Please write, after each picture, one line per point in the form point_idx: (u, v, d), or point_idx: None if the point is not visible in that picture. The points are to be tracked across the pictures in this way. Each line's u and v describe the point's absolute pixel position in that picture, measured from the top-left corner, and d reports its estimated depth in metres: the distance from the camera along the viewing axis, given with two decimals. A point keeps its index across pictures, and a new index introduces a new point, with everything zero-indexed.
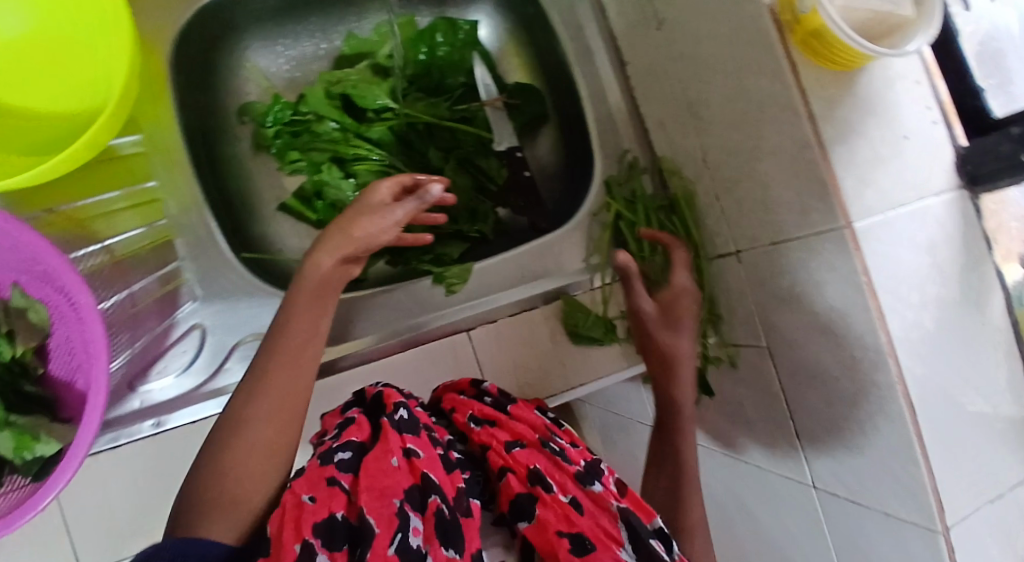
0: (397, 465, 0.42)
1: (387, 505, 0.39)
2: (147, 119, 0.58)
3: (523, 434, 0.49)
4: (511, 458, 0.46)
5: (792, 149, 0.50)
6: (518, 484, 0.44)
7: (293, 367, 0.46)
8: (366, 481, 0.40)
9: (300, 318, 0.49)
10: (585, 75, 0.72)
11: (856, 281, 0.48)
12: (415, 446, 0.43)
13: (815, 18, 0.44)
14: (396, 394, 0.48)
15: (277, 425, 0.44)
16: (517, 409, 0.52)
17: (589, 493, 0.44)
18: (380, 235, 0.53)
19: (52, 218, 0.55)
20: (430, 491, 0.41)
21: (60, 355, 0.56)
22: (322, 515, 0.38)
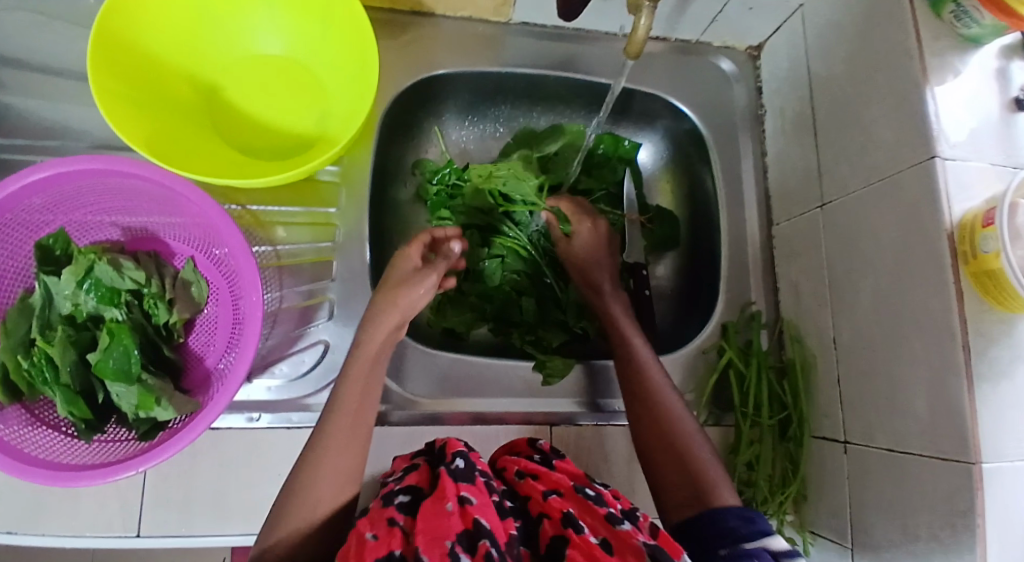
0: (451, 510, 0.42)
1: (440, 545, 0.39)
2: (347, 154, 0.68)
3: (560, 484, 0.51)
4: (547, 505, 0.48)
5: (935, 369, 0.50)
6: (553, 528, 0.45)
7: (350, 431, 0.50)
8: (421, 524, 0.41)
9: (357, 383, 0.51)
10: (731, 220, 0.75)
11: (970, 520, 0.46)
12: (468, 492, 0.44)
13: (992, 260, 0.46)
14: (459, 443, 0.53)
15: (332, 491, 0.47)
16: (561, 464, 0.55)
17: (616, 531, 0.43)
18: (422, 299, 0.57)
19: (242, 214, 0.66)
20: (479, 534, 0.40)
21: (202, 331, 0.62)
22: (381, 552, 0.39)
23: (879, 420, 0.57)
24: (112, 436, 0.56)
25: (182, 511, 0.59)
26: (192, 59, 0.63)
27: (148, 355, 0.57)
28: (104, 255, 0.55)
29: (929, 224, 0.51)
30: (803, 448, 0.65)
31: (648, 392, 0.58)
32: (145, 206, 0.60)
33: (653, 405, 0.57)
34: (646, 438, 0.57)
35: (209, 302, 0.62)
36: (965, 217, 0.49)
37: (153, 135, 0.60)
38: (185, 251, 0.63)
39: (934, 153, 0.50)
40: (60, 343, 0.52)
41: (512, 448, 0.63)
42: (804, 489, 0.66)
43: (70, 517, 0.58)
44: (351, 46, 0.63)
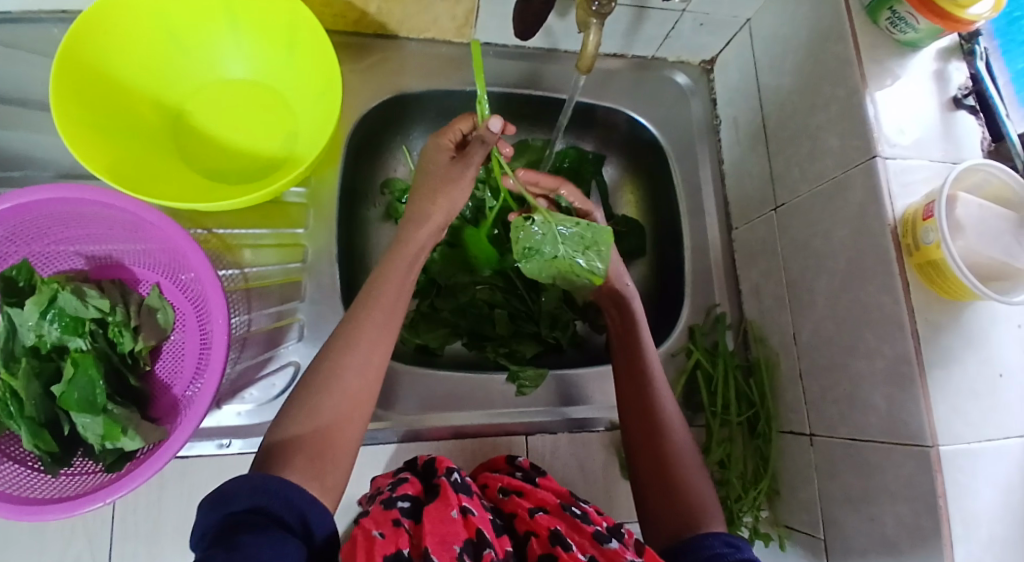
0: (455, 517, 0.44)
1: (448, 549, 0.41)
2: (315, 176, 0.68)
3: (546, 501, 0.52)
4: (535, 522, 0.49)
5: (891, 359, 0.52)
6: (541, 546, 0.46)
7: (385, 324, 0.52)
8: (428, 526, 0.43)
9: (395, 281, 0.53)
10: (693, 227, 0.78)
11: (932, 502, 0.48)
12: (470, 505, 0.47)
13: (934, 251, 0.48)
14: (450, 460, 0.54)
15: (365, 380, 0.49)
16: (544, 480, 0.56)
17: (604, 550, 0.45)
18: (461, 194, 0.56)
19: (208, 238, 0.65)
20: (483, 545, 0.42)
21: (169, 358, 0.61)
22: (390, 548, 0.41)
23: (841, 413, 0.58)
24: (79, 469, 0.55)
25: (152, 546, 0.58)
26: (156, 85, 0.64)
27: (114, 385, 0.56)
28: (67, 284, 0.55)
29: (875, 221, 0.54)
30: (772, 444, 0.67)
31: (649, 402, 0.58)
32: (108, 235, 0.60)
33: (651, 416, 0.57)
34: (636, 441, 0.58)
35: (176, 328, 0.61)
36: (907, 213, 0.52)
37: (119, 163, 0.60)
38: (150, 278, 0.62)
39: (875, 153, 0.53)
40: (24, 375, 0.52)
41: (492, 464, 0.64)
42: (776, 484, 0.68)
43: (37, 556, 0.57)
44: (317, 70, 0.64)
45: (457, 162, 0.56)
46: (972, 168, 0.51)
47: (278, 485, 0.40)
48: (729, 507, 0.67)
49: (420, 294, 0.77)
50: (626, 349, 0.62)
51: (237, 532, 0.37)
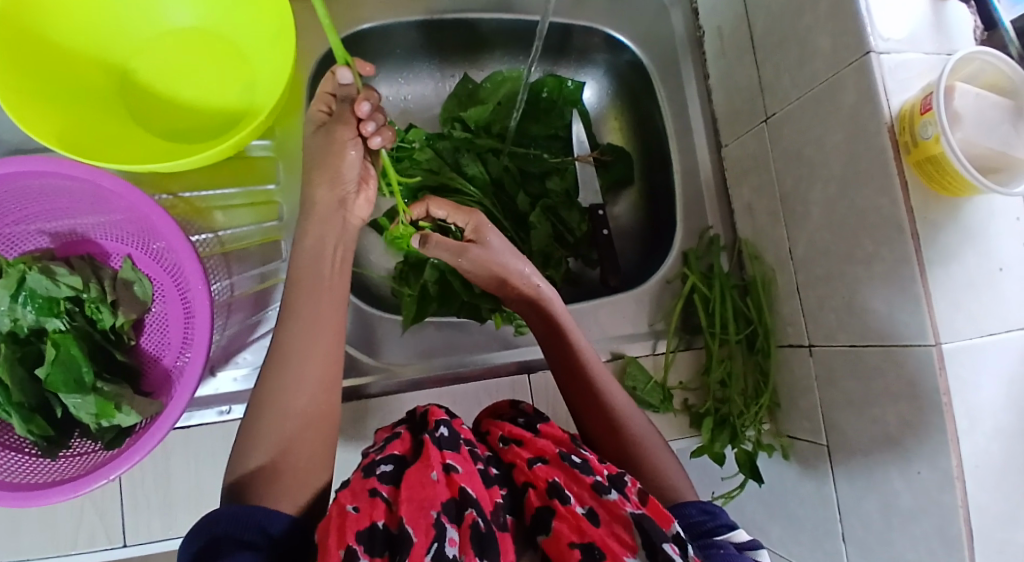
0: (436, 479, 0.42)
1: (425, 515, 0.40)
2: (280, 125, 0.64)
3: (545, 451, 0.50)
4: (533, 473, 0.47)
5: (890, 262, 0.51)
6: (539, 497, 0.45)
7: (321, 336, 0.49)
8: (407, 493, 0.42)
9: (324, 294, 0.51)
10: (680, 149, 0.75)
11: (935, 400, 0.48)
12: (454, 462, 0.44)
13: (933, 147, 0.46)
14: (442, 411, 0.51)
15: (316, 398, 0.48)
16: (547, 427, 0.54)
17: (604, 501, 0.43)
18: (349, 179, 0.50)
19: (175, 203, 0.62)
20: (465, 504, 0.40)
21: (154, 330, 0.59)
22: (364, 524, 0.40)
23: (841, 322, 0.58)
24: (79, 449, 0.55)
25: (164, 516, 0.58)
26: (90, 41, 0.58)
27: (100, 363, 0.55)
28: (35, 264, 0.53)
29: (870, 120, 0.51)
30: (771, 358, 0.67)
31: (599, 403, 0.56)
32: (71, 208, 0.57)
33: (599, 408, 0.56)
34: (592, 432, 0.56)
35: (156, 300, 0.59)
36: (904, 108, 0.50)
37: (67, 131, 0.55)
38: (121, 250, 0.59)
39: (869, 49, 0.50)
40: (4, 360, 0.50)
41: (496, 410, 0.61)
42: (777, 398, 0.69)
43: (54, 537, 0.57)
44: (264, 8, 0.59)
45: (325, 137, 0.48)
46: (967, 57, 0.48)
47: (236, 511, 0.40)
48: (733, 423, 0.67)
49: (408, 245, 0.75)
50: (559, 351, 0.58)
51: (213, 554, 0.38)
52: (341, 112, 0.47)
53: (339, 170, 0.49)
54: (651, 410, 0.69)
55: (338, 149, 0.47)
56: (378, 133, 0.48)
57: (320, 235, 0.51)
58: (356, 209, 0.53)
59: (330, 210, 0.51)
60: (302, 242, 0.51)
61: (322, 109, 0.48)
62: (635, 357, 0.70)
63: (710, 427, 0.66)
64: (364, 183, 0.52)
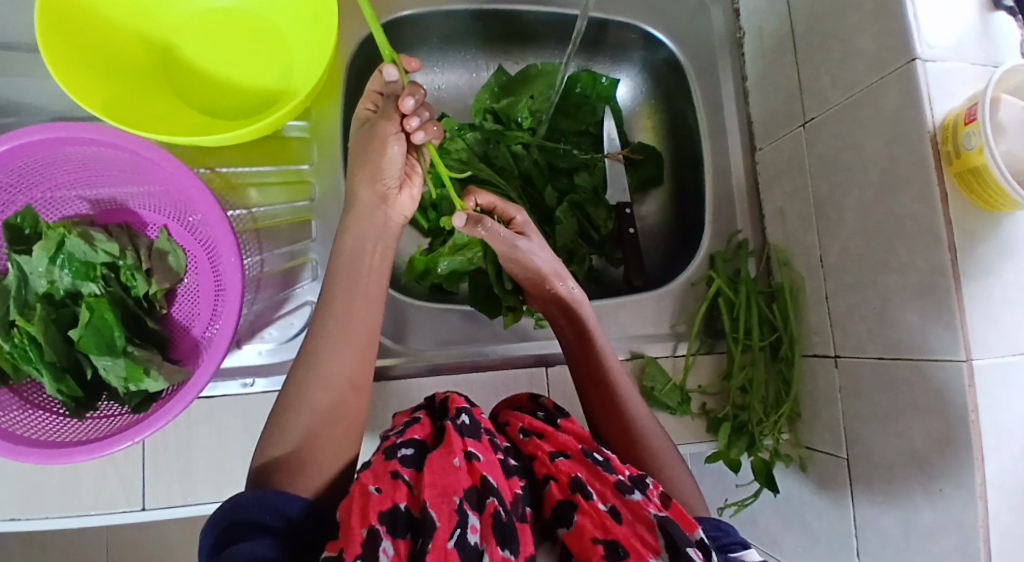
0: (458, 465, 0.42)
1: (447, 501, 0.40)
2: (316, 107, 0.65)
3: (568, 446, 0.49)
4: (555, 467, 0.47)
5: (924, 273, 0.50)
6: (561, 492, 0.45)
7: (352, 337, 0.50)
8: (429, 478, 0.42)
9: (359, 296, 0.51)
10: (713, 150, 0.74)
11: (963, 416, 0.47)
12: (476, 449, 0.44)
13: (977, 158, 0.45)
14: (461, 399, 0.49)
15: (343, 396, 0.48)
16: (567, 422, 0.53)
17: (627, 501, 0.43)
18: (393, 175, 0.51)
19: (212, 177, 0.63)
20: (487, 493, 0.41)
21: (185, 300, 0.60)
22: (386, 505, 0.40)
23: (870, 333, 0.57)
24: (105, 411, 0.56)
25: (184, 483, 0.58)
26: (139, 18, 0.60)
27: (131, 328, 0.56)
28: (73, 228, 0.54)
29: (912, 127, 0.50)
30: (795, 367, 0.66)
31: (619, 413, 0.56)
32: (112, 176, 0.58)
33: (618, 418, 0.56)
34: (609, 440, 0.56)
35: (189, 272, 0.60)
36: (949, 117, 0.48)
37: (111, 103, 0.57)
38: (156, 221, 0.61)
39: (915, 56, 0.49)
40: (41, 322, 0.52)
41: (515, 402, 0.61)
42: (798, 407, 0.68)
43: (75, 497, 0.58)
44: None
45: (365, 132, 0.49)
46: (1010, 70, 0.47)
47: (253, 496, 0.41)
48: (751, 431, 0.66)
49: (433, 233, 0.75)
50: (583, 358, 0.58)
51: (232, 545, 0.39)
52: (382, 108, 0.48)
53: (380, 165, 0.49)
54: (668, 412, 0.68)
55: (381, 143, 0.48)
56: (422, 127, 0.48)
57: (359, 234, 0.52)
58: (398, 207, 0.53)
59: (371, 207, 0.52)
60: (341, 239, 0.52)
61: (365, 113, 0.51)
62: (654, 358, 0.69)
63: (727, 433, 0.66)
64: (408, 181, 0.53)
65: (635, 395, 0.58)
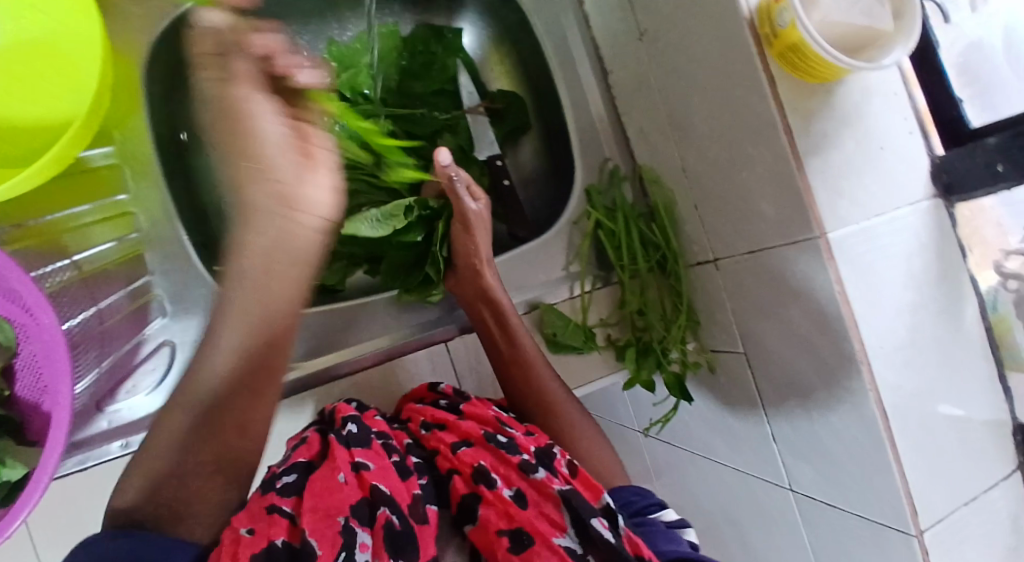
0: (344, 480, 0.40)
1: (331, 523, 0.38)
2: (118, 129, 0.58)
3: (471, 433, 0.48)
4: (457, 459, 0.46)
5: (771, 162, 0.50)
6: (465, 484, 0.44)
7: (235, 378, 0.37)
8: (309, 501, 0.39)
9: (245, 331, 0.35)
10: (567, 83, 0.72)
11: (832, 292, 0.48)
12: (364, 459, 0.42)
13: (792, 33, 0.44)
14: (348, 409, 0.48)
15: (224, 439, 0.39)
16: (472, 406, 0.51)
17: (532, 481, 0.43)
18: (281, 159, 0.31)
19: (20, 234, 0.55)
20: (378, 502, 0.39)
21: (26, 373, 0.54)
22: (259, 545, 0.36)
23: (739, 231, 0.57)
24: None
25: None
26: None
27: None
28: None
29: (730, 16, 0.49)
30: (682, 278, 0.66)
31: (538, 399, 0.59)
32: None
33: (537, 402, 0.59)
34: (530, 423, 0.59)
35: (23, 343, 0.53)
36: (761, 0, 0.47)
37: None
38: None
39: None
40: None
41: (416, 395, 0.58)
42: (696, 315, 0.68)
43: None
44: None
45: (235, 102, 0.30)
46: None
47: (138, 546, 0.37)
48: (656, 349, 0.66)
49: None
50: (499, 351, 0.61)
51: None
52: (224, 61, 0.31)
53: (246, 138, 0.30)
54: (576, 351, 0.67)
55: (247, 116, 0.30)
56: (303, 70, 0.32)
57: (268, 232, 0.31)
58: (314, 209, 0.32)
59: (270, 212, 0.31)
60: (241, 260, 0.32)
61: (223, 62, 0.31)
62: (553, 305, 0.67)
63: (633, 357, 0.66)
64: (302, 138, 0.32)
65: (553, 379, 0.60)
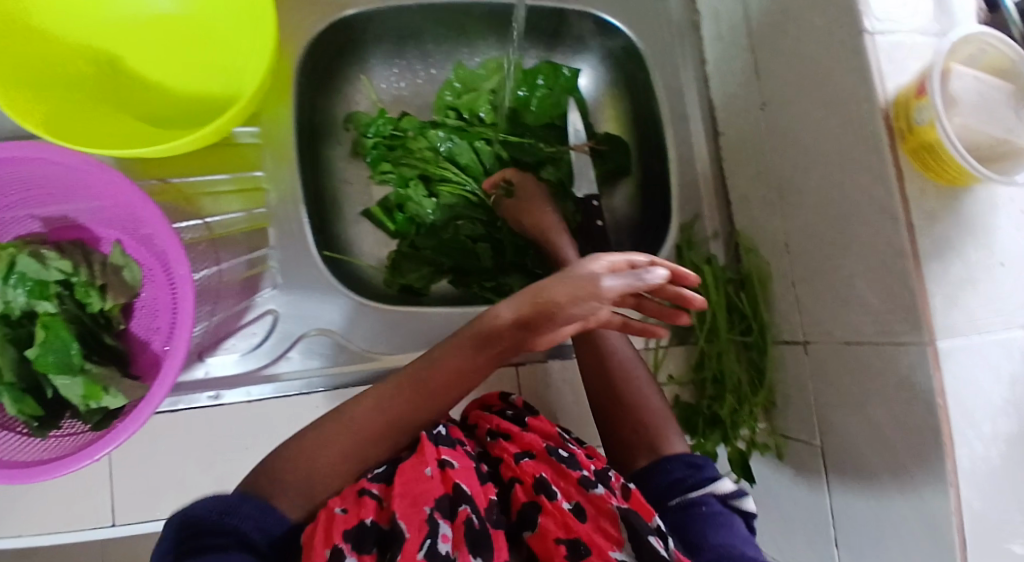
0: (431, 474, 0.43)
1: (418, 511, 0.40)
2: (266, 113, 0.64)
3: (533, 445, 0.50)
4: (519, 470, 0.47)
5: (882, 255, 0.49)
6: (525, 493, 0.45)
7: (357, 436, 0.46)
8: (401, 486, 0.42)
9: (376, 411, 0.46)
10: (676, 138, 0.74)
11: (929, 399, 0.46)
12: (450, 458, 0.45)
13: (930, 134, 0.44)
14: None
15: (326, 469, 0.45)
16: (536, 420, 0.53)
17: (590, 496, 0.44)
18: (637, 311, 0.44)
19: (164, 189, 0.63)
20: (459, 501, 0.41)
21: (143, 315, 0.59)
22: (351, 522, 0.40)
23: (835, 317, 0.56)
24: (68, 430, 0.55)
25: (155, 497, 0.58)
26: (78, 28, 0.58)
27: (88, 345, 0.56)
28: (24, 248, 0.54)
29: (864, 105, 0.49)
30: (766, 355, 0.65)
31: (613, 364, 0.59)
32: (62, 193, 0.57)
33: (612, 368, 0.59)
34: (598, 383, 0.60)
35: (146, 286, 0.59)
36: (899, 94, 0.47)
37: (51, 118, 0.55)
38: (111, 236, 0.59)
39: (863, 30, 0.48)
40: None
41: (485, 401, 0.61)
42: (772, 396, 0.67)
43: (45, 515, 0.58)
44: None
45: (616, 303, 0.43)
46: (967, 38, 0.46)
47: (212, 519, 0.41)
48: (726, 422, 0.65)
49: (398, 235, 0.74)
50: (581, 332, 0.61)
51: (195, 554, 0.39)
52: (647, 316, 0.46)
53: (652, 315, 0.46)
54: None
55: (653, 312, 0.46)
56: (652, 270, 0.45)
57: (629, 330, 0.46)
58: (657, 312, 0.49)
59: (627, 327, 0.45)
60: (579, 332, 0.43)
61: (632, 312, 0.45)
62: None
63: None
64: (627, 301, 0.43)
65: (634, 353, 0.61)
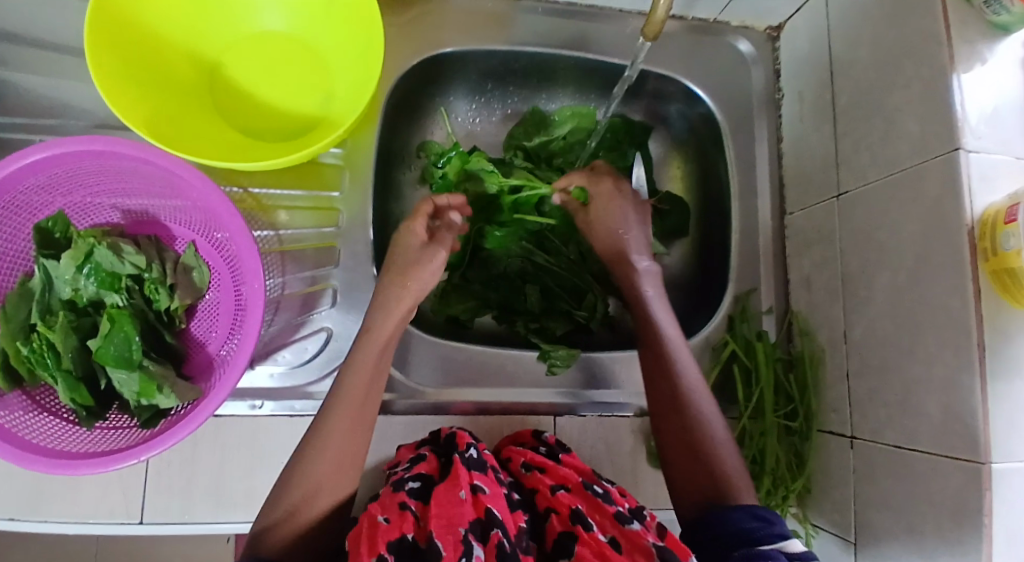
0: (464, 498, 0.42)
1: (453, 532, 0.39)
2: (351, 137, 0.66)
3: (568, 479, 0.49)
4: (555, 499, 0.47)
5: (948, 368, 0.50)
6: (561, 523, 0.45)
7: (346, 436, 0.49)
8: (436, 509, 0.42)
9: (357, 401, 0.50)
10: (742, 209, 0.74)
11: (977, 521, 0.46)
12: (482, 483, 0.44)
13: (1012, 260, 0.44)
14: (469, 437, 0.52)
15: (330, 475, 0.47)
16: (569, 457, 0.54)
17: (624, 530, 0.42)
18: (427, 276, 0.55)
19: (244, 197, 0.64)
20: (491, 525, 0.40)
21: (203, 318, 0.61)
22: (393, 534, 0.40)
23: (890, 419, 0.56)
24: (114, 422, 0.56)
25: (184, 498, 0.57)
26: (190, 36, 0.60)
27: (149, 342, 0.56)
28: (103, 239, 0.54)
29: (949, 218, 0.49)
30: (809, 442, 0.66)
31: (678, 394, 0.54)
32: (143, 188, 0.58)
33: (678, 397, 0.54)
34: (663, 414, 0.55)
35: (212, 288, 0.61)
36: (987, 212, 0.47)
37: (152, 118, 0.58)
38: (186, 236, 0.61)
39: (958, 145, 0.48)
40: (61, 330, 0.51)
41: (518, 438, 0.62)
42: (810, 483, 0.67)
43: (75, 504, 0.56)
44: (351, 22, 0.61)
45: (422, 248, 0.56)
46: None
47: None
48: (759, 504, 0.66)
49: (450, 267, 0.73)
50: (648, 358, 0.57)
51: None
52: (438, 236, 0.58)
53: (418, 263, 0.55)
54: None
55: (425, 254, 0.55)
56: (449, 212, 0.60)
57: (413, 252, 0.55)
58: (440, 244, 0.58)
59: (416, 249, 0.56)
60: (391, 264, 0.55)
61: (422, 231, 0.57)
62: None
63: None
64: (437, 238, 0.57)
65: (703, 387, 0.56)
